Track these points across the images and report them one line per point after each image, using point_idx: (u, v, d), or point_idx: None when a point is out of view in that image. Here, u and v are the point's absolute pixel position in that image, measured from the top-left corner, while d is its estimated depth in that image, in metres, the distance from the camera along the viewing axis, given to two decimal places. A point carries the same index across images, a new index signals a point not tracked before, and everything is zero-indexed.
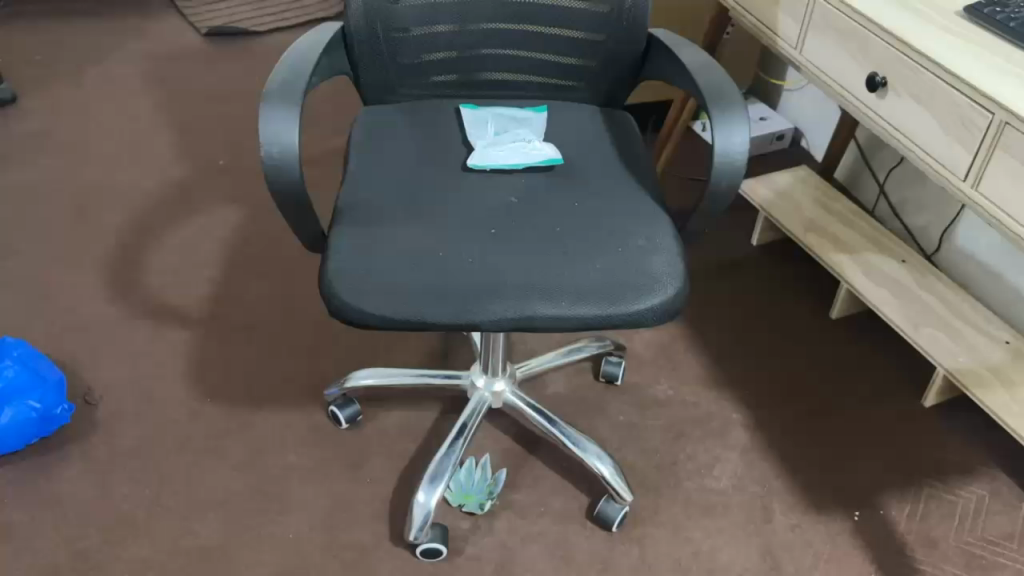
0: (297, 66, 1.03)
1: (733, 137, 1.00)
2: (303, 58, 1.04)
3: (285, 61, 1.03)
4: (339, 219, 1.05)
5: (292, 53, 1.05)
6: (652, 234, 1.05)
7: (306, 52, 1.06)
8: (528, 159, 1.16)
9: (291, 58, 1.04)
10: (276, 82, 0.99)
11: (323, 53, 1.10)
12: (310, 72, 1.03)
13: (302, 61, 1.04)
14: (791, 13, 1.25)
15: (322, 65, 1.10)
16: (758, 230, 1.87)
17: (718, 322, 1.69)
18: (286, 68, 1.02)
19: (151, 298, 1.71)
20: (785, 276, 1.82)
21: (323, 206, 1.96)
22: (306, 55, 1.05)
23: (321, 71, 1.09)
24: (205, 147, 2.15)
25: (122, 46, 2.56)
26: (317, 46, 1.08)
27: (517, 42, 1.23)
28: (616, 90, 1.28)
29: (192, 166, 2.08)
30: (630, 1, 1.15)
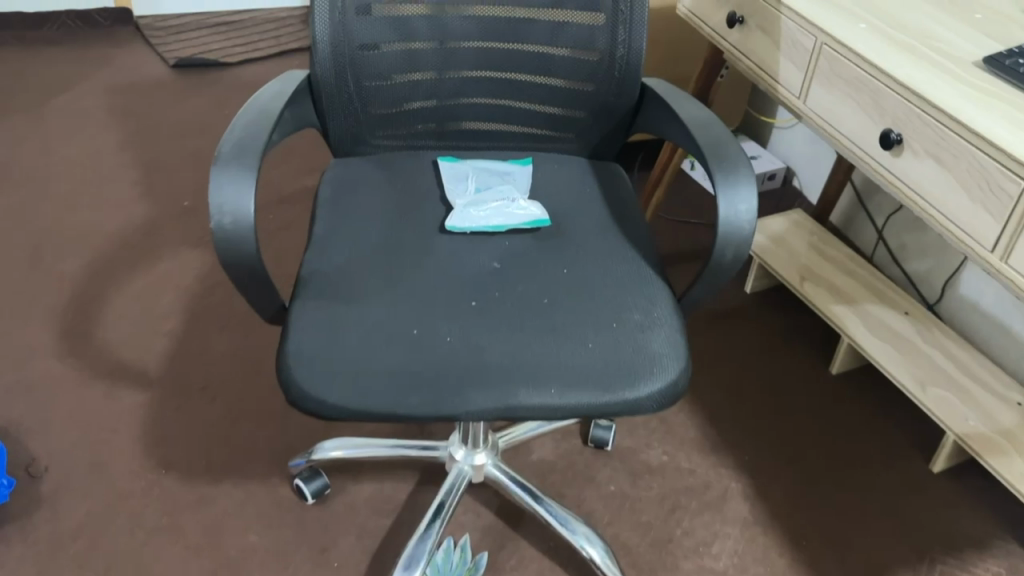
0: (257, 123, 0.92)
1: (739, 203, 0.90)
2: (262, 113, 0.94)
3: (242, 118, 0.93)
4: (301, 291, 0.94)
5: (251, 107, 0.95)
6: (649, 307, 0.95)
7: (267, 106, 0.96)
8: (512, 220, 1.07)
9: (248, 114, 0.93)
10: (231, 140, 0.89)
11: (289, 104, 0.99)
12: (272, 127, 0.93)
13: (263, 116, 0.93)
14: (792, 60, 1.17)
15: (289, 117, 1.00)
16: (752, 277, 1.79)
17: (712, 379, 1.59)
18: (243, 125, 0.92)
19: (106, 354, 1.59)
20: (781, 328, 1.73)
21: (293, 250, 1.84)
22: (267, 109, 0.95)
23: (286, 125, 0.99)
24: (171, 185, 2.03)
25: (84, 72, 2.43)
26: (280, 99, 0.97)
27: (499, 90, 1.14)
28: (606, 142, 1.19)
29: (156, 206, 1.96)
30: (621, 50, 1.07)
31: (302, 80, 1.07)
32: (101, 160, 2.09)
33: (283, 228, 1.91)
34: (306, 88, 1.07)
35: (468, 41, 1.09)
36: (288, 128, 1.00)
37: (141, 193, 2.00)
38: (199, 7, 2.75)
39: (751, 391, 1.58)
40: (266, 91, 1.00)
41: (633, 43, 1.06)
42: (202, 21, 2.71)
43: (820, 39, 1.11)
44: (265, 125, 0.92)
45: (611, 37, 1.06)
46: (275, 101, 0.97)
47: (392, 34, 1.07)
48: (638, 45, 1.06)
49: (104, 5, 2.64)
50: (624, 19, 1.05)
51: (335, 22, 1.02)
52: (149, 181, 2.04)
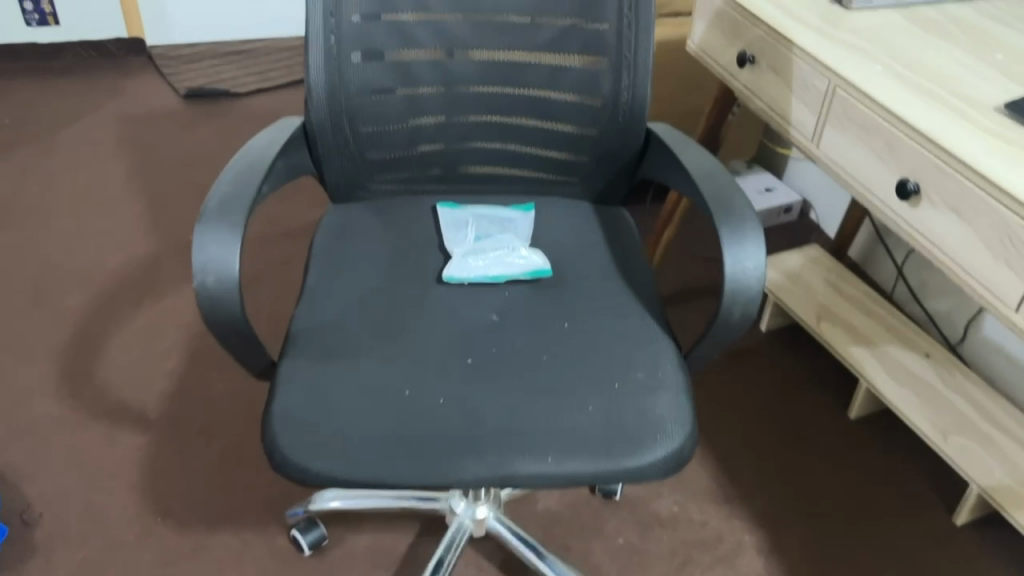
0: (245, 176, 0.89)
1: (746, 259, 0.86)
2: (251, 165, 0.91)
3: (230, 170, 0.90)
4: (291, 348, 0.91)
5: (240, 158, 0.92)
6: (653, 366, 0.91)
7: (257, 157, 0.93)
8: (511, 270, 1.03)
9: (236, 166, 0.91)
10: (217, 195, 0.86)
11: (281, 153, 0.96)
12: (261, 180, 0.90)
13: (253, 168, 0.90)
14: (805, 102, 1.14)
15: (280, 166, 0.97)
16: (767, 316, 1.74)
17: (725, 423, 1.54)
18: (231, 178, 0.89)
19: (106, 395, 1.56)
20: (797, 369, 1.68)
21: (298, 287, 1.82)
22: (257, 160, 0.92)
23: (278, 174, 0.96)
24: (178, 219, 2.01)
25: (95, 104, 2.42)
26: (271, 149, 0.94)
27: (501, 134, 1.11)
28: (611, 187, 1.15)
29: (162, 241, 1.94)
30: (625, 96, 1.04)
31: (298, 128, 1.05)
32: (108, 193, 2.08)
33: (289, 263, 1.88)
34: (302, 136, 1.05)
35: (469, 86, 1.07)
36: (279, 178, 0.97)
37: (147, 227, 1.98)
38: (211, 36, 2.74)
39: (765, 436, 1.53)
40: (258, 140, 0.97)
41: (637, 88, 1.03)
42: (214, 50, 2.71)
43: (833, 82, 1.07)
44: (254, 178, 0.89)
45: (615, 82, 1.04)
46: (266, 151, 0.94)
47: (391, 79, 1.05)
48: (642, 90, 1.03)
49: (117, 35, 2.64)
50: (627, 64, 1.02)
51: (331, 68, 1.01)
52: (155, 215, 2.02)
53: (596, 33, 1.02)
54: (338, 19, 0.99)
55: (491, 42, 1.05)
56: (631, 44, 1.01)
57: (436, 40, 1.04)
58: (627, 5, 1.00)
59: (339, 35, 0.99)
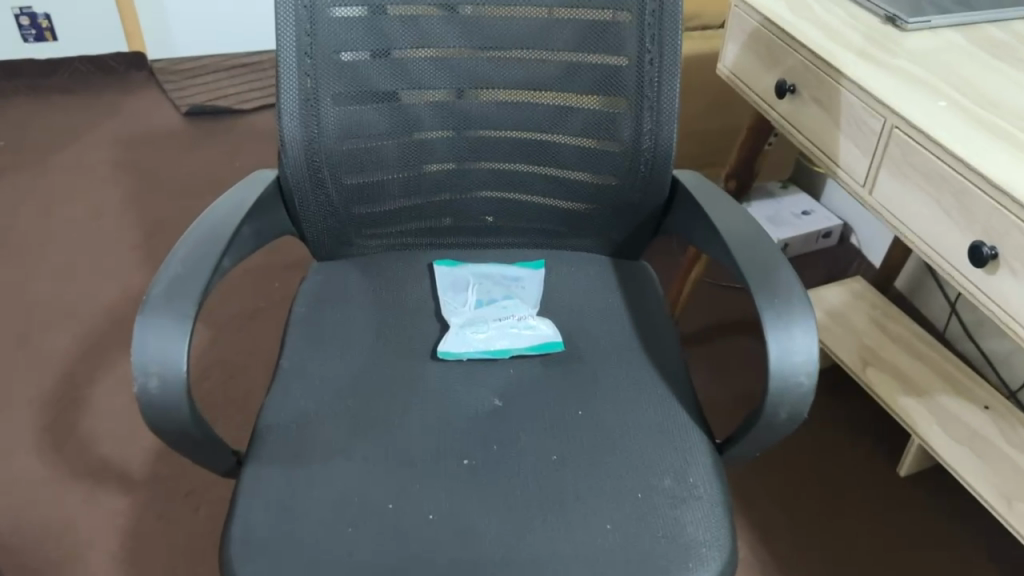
0: (202, 250, 0.77)
1: (796, 350, 0.72)
2: (210, 235, 0.78)
3: (184, 242, 0.77)
4: (257, 449, 0.78)
5: (197, 226, 0.80)
6: (683, 471, 0.77)
7: (219, 224, 0.80)
8: (518, 343, 0.90)
9: (191, 236, 0.78)
10: (167, 275, 0.74)
11: (249, 215, 0.84)
12: (223, 254, 0.77)
13: (212, 238, 0.78)
14: (856, 143, 1.00)
15: (247, 232, 0.84)
16: None
17: (764, 484, 1.40)
18: (183, 253, 0.76)
19: (89, 450, 1.45)
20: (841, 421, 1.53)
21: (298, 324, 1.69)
22: (216, 229, 0.79)
23: (243, 242, 0.83)
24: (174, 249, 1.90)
25: (93, 123, 2.32)
26: (235, 215, 0.82)
27: (506, 183, 0.98)
28: (633, 242, 1.01)
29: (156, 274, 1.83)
30: (647, 143, 0.91)
31: (272, 183, 0.92)
32: (103, 221, 1.97)
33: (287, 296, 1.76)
34: (275, 191, 0.92)
35: (469, 129, 0.95)
36: (246, 245, 0.84)
37: (142, 260, 1.87)
38: (215, 49, 2.63)
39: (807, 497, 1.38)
40: (221, 202, 0.84)
41: (660, 133, 0.90)
42: (218, 63, 2.60)
43: (889, 121, 0.94)
44: (213, 251, 0.77)
45: (635, 125, 0.91)
46: (230, 217, 0.82)
47: (379, 125, 0.92)
48: (666, 135, 0.90)
49: (117, 50, 2.53)
50: (650, 105, 0.89)
51: (308, 114, 0.88)
52: (151, 245, 1.91)
53: (613, 69, 0.89)
54: (316, 59, 0.86)
55: (495, 80, 0.92)
56: (654, 82, 0.88)
57: (431, 78, 0.91)
58: (651, 37, 0.86)
59: (317, 77, 0.87)
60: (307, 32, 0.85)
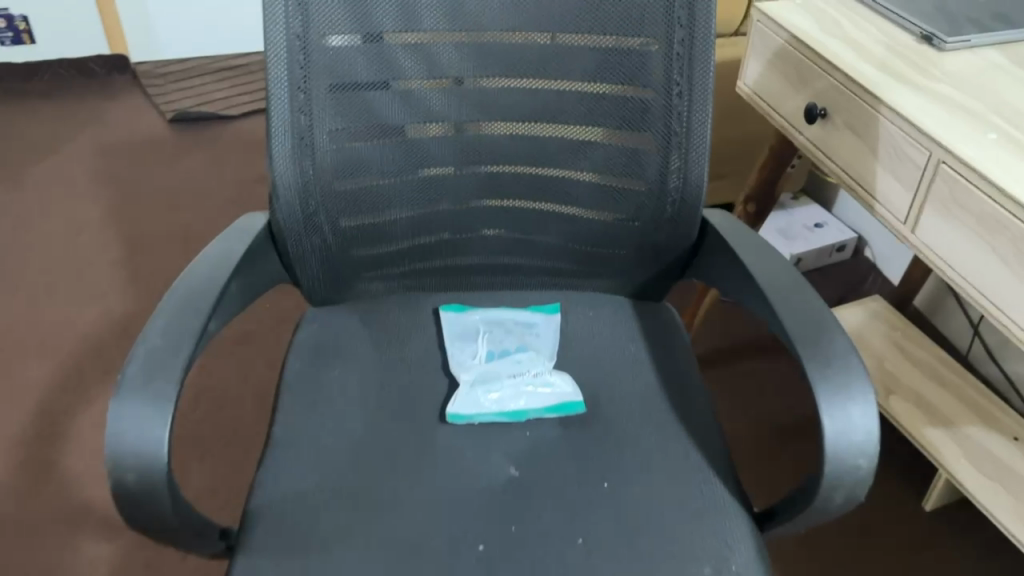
0: (181, 318, 0.69)
1: (855, 428, 0.64)
2: (191, 299, 0.71)
3: (162, 308, 0.70)
4: (250, 534, 0.71)
5: (176, 289, 0.72)
6: (725, 558, 0.69)
7: (201, 286, 0.72)
8: (535, 403, 0.82)
9: (170, 302, 0.70)
10: (144, 351, 0.66)
11: (235, 272, 0.76)
12: (207, 321, 0.70)
13: (193, 303, 0.70)
14: (896, 175, 0.93)
15: (234, 289, 0.76)
16: None
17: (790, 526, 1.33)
18: (162, 321, 0.69)
19: (70, 491, 1.37)
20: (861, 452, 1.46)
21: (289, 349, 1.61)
22: (199, 291, 0.72)
23: (230, 300, 0.75)
24: (159, 268, 1.81)
25: (74, 132, 2.22)
26: (219, 274, 0.74)
27: (518, 222, 0.90)
28: (656, 283, 0.93)
29: (141, 296, 1.74)
30: (674, 181, 0.83)
31: (262, 229, 0.84)
32: (84, 238, 1.88)
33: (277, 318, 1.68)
34: (266, 237, 0.84)
35: (477, 165, 0.87)
36: (234, 304, 0.76)
37: (126, 280, 1.78)
38: (201, 51, 2.53)
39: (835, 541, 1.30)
40: (203, 259, 0.76)
41: (689, 171, 0.82)
42: (204, 66, 2.50)
43: (935, 154, 0.86)
44: (195, 318, 0.69)
45: (661, 162, 0.83)
46: (214, 276, 0.74)
47: (379, 162, 0.84)
48: (696, 173, 0.82)
49: (98, 53, 2.43)
50: (678, 141, 0.81)
51: (301, 154, 0.80)
52: (134, 264, 1.82)
53: (637, 101, 0.81)
54: (309, 94, 0.78)
55: (507, 112, 0.84)
56: (683, 116, 0.80)
57: (435, 111, 0.83)
58: (679, 67, 0.78)
59: (310, 113, 0.79)
60: (299, 64, 0.77)
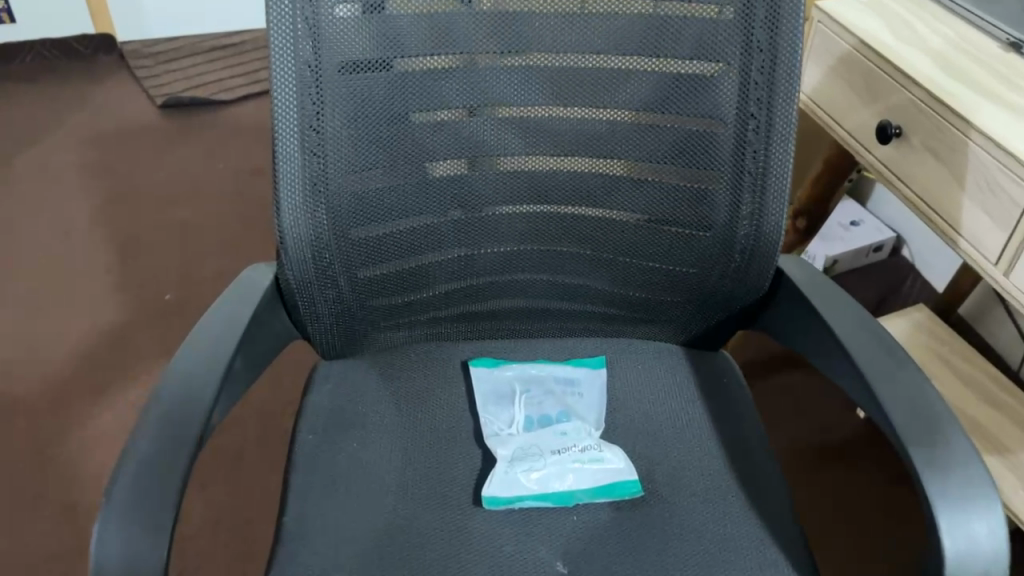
0: (174, 425, 0.60)
1: (980, 549, 0.54)
2: (184, 402, 0.62)
3: (151, 414, 0.61)
4: None
5: (166, 388, 0.63)
6: None
7: (196, 382, 0.63)
8: (583, 485, 0.72)
9: (161, 404, 0.61)
10: (130, 469, 0.57)
11: (234, 358, 0.67)
12: (204, 426, 0.61)
13: (185, 406, 0.61)
14: (989, 211, 0.82)
15: (233, 377, 0.67)
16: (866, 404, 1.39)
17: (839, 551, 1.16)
18: (151, 431, 0.59)
19: (59, 525, 1.28)
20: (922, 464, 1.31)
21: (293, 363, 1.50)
22: (193, 390, 0.62)
23: (229, 391, 0.66)
24: (152, 272, 1.70)
25: (59, 119, 2.09)
26: (215, 367, 0.65)
27: (559, 267, 0.79)
28: (713, 333, 0.82)
29: (132, 303, 1.63)
30: (744, 227, 0.72)
31: (266, 290, 0.73)
32: (72, 238, 1.77)
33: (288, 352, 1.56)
34: (269, 298, 0.73)
35: (515, 205, 0.76)
36: (233, 394, 0.67)
37: (117, 285, 1.67)
38: (192, 29, 2.39)
39: (912, 559, 1.15)
40: (195, 344, 0.66)
41: (762, 215, 0.71)
42: (196, 45, 2.36)
43: None
44: (189, 427, 0.60)
45: (730, 206, 0.72)
46: (210, 369, 0.64)
47: (403, 205, 0.73)
48: (771, 219, 0.71)
49: (83, 32, 2.29)
50: (750, 182, 0.70)
51: (314, 200, 0.69)
52: (125, 266, 1.71)
53: (703, 137, 0.70)
54: (321, 133, 0.67)
55: (550, 146, 0.73)
56: (759, 154, 0.69)
57: (466, 145, 0.72)
58: (757, 99, 0.67)
59: (324, 154, 0.68)
60: (310, 100, 0.66)
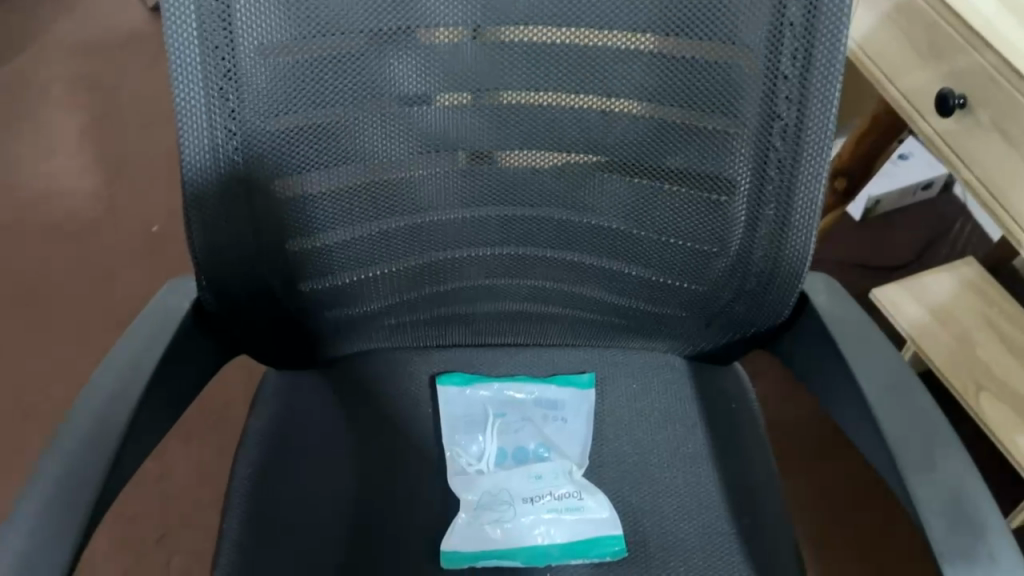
0: (61, 497, 0.50)
1: None
2: (72, 469, 0.52)
3: (34, 485, 0.51)
4: None
5: (54, 450, 0.53)
6: None
7: (91, 440, 0.53)
8: (556, 538, 0.64)
9: (46, 473, 0.52)
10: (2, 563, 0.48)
11: (143, 404, 0.56)
12: (98, 496, 0.51)
13: (72, 474, 0.52)
14: None
15: (144, 424, 0.57)
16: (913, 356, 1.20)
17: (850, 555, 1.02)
18: (30, 510, 0.50)
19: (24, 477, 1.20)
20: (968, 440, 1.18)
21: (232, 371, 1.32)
22: (85, 451, 0.53)
23: (139, 444, 0.56)
24: (139, 199, 1.59)
25: (40, 27, 1.94)
26: (116, 417, 0.55)
27: (541, 276, 0.67)
28: (721, 350, 0.70)
29: (116, 233, 1.53)
30: (761, 247, 0.59)
31: (182, 319, 0.61)
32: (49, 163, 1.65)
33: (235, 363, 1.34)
34: (188, 326, 0.62)
35: (489, 206, 0.63)
36: (146, 443, 0.57)
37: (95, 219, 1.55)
38: None
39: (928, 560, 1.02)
40: (91, 394, 0.56)
41: (784, 236, 0.58)
42: None
43: None
44: (77, 504, 0.50)
45: (746, 223, 0.59)
46: (109, 421, 0.54)
47: (350, 209, 0.61)
48: (795, 243, 0.58)
49: None
50: (773, 196, 0.57)
51: (238, 211, 0.57)
52: (112, 192, 1.60)
53: (717, 137, 0.56)
54: (240, 131, 0.54)
55: (528, 139, 0.59)
56: (785, 163, 0.55)
57: (424, 138, 0.59)
58: (786, 97, 0.53)
59: (245, 158, 0.56)
60: (223, 92, 0.53)
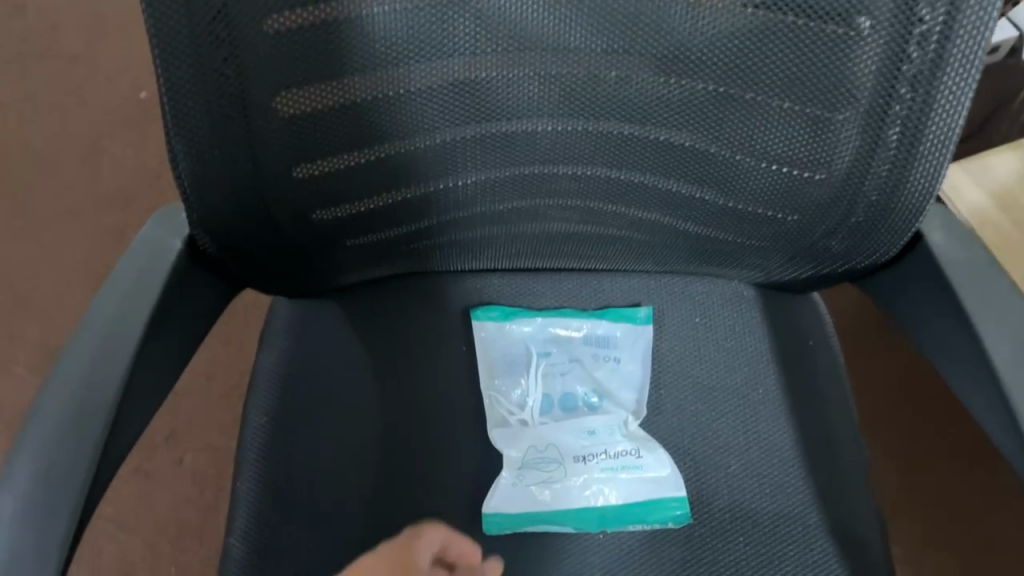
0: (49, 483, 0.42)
1: None
2: (58, 452, 0.43)
3: (13, 471, 0.42)
4: None
5: (35, 426, 0.44)
6: None
7: (78, 411, 0.44)
8: (610, 501, 0.57)
9: (26, 455, 0.42)
10: None
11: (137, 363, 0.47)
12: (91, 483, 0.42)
13: (57, 455, 0.43)
14: None
15: (143, 385, 0.48)
16: None
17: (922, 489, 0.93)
18: (9, 503, 0.41)
19: (10, 366, 1.07)
20: None
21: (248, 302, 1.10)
22: (71, 425, 0.43)
23: (137, 407, 0.48)
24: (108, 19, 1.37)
25: None
26: (106, 382, 0.45)
27: (601, 201, 0.56)
28: (798, 284, 0.61)
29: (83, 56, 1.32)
30: (876, 176, 0.49)
31: (176, 259, 0.52)
32: None
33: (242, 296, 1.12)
34: (184, 267, 0.52)
35: (541, 122, 0.51)
36: (145, 405, 0.49)
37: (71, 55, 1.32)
38: None
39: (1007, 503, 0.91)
40: (72, 356, 0.47)
41: (908, 164, 0.48)
42: None
43: None
44: (66, 495, 0.41)
45: (859, 148, 0.49)
46: (98, 388, 0.45)
47: (372, 125, 0.50)
48: (919, 173, 0.48)
49: None
50: (899, 117, 0.46)
51: (233, 135, 0.47)
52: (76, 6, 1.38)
53: (836, 45, 0.44)
54: (231, 35, 0.43)
55: (594, 42, 0.47)
56: (920, 77, 0.45)
57: (464, 41, 0.46)
58: None
59: (238, 70, 0.44)
60: None
